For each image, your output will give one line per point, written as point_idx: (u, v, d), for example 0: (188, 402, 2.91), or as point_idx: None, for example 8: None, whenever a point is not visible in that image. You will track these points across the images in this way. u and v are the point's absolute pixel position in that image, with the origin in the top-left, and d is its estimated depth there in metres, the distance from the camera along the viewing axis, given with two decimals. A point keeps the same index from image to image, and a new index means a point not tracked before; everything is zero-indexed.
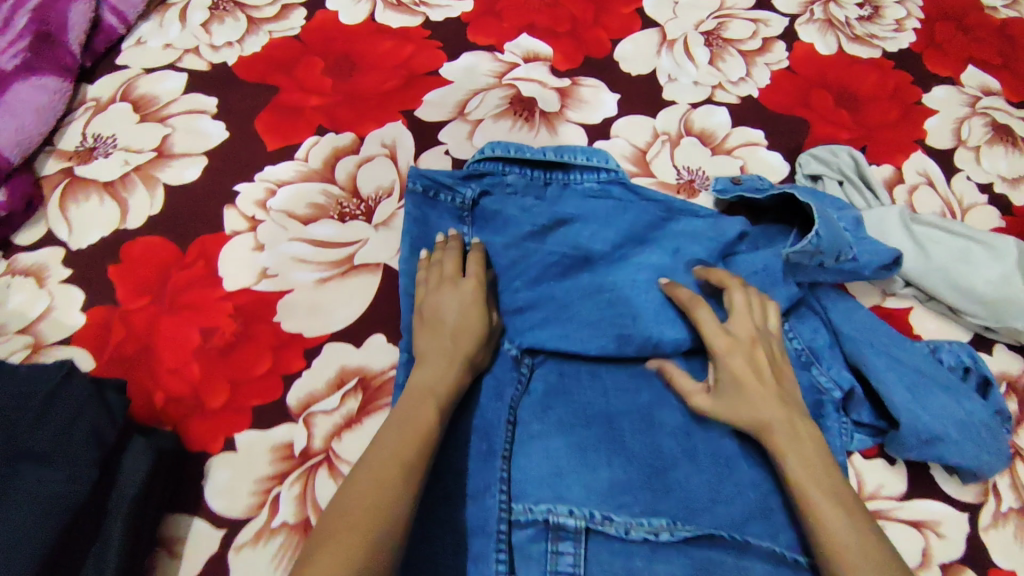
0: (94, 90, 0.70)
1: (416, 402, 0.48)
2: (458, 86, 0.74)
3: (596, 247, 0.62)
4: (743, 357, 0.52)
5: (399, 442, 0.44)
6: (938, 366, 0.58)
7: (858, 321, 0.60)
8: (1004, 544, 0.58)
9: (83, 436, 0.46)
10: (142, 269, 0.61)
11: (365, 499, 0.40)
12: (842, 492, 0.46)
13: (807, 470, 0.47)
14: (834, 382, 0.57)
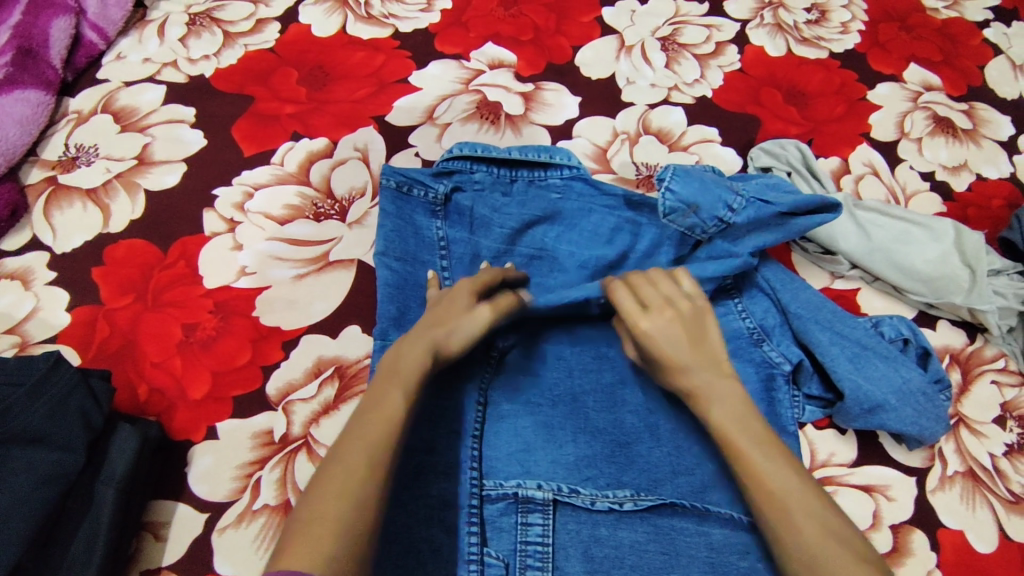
0: (76, 102, 0.73)
1: (387, 381, 0.46)
2: (427, 92, 0.78)
3: (562, 250, 0.66)
4: (658, 340, 0.50)
5: (367, 425, 0.43)
6: (879, 339, 0.61)
7: (804, 301, 0.63)
8: (950, 505, 0.61)
9: (70, 420, 0.48)
10: (124, 270, 0.63)
11: (333, 485, 0.39)
12: (775, 457, 0.44)
13: (737, 428, 0.46)
14: (784, 356, 0.61)
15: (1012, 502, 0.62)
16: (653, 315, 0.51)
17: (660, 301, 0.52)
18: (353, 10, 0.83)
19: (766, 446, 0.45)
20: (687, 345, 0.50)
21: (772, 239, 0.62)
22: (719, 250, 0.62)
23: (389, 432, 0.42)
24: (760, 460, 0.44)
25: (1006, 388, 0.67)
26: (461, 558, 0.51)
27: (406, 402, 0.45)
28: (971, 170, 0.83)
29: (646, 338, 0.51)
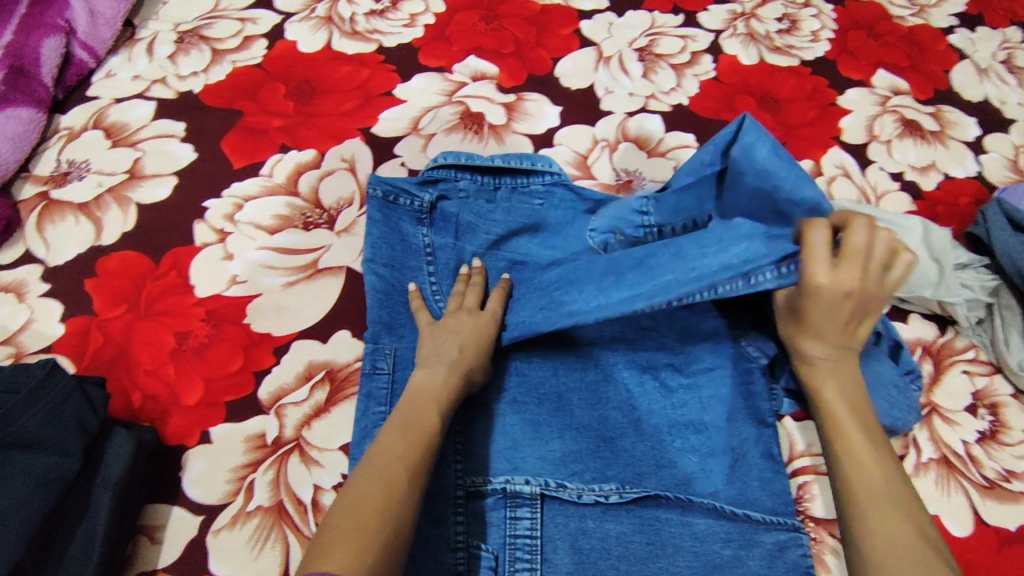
0: (67, 119, 0.75)
1: (421, 400, 0.52)
2: (412, 104, 0.81)
3: (543, 255, 0.68)
4: (826, 301, 0.50)
5: (405, 440, 0.48)
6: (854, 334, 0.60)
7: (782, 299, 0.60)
8: (925, 491, 0.63)
9: (68, 424, 0.50)
10: (117, 280, 0.65)
11: (376, 488, 0.43)
12: (878, 444, 0.51)
13: (855, 427, 0.51)
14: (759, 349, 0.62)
15: (987, 487, 0.64)
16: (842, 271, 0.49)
17: (859, 265, 0.48)
18: (339, 26, 0.85)
19: (869, 434, 0.51)
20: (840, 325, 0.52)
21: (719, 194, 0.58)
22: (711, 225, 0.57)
23: (424, 448, 0.48)
24: (861, 458, 0.50)
25: (977, 377, 0.69)
26: (447, 547, 0.52)
27: (436, 422, 0.50)
28: (939, 169, 0.87)
29: (815, 295, 0.50)
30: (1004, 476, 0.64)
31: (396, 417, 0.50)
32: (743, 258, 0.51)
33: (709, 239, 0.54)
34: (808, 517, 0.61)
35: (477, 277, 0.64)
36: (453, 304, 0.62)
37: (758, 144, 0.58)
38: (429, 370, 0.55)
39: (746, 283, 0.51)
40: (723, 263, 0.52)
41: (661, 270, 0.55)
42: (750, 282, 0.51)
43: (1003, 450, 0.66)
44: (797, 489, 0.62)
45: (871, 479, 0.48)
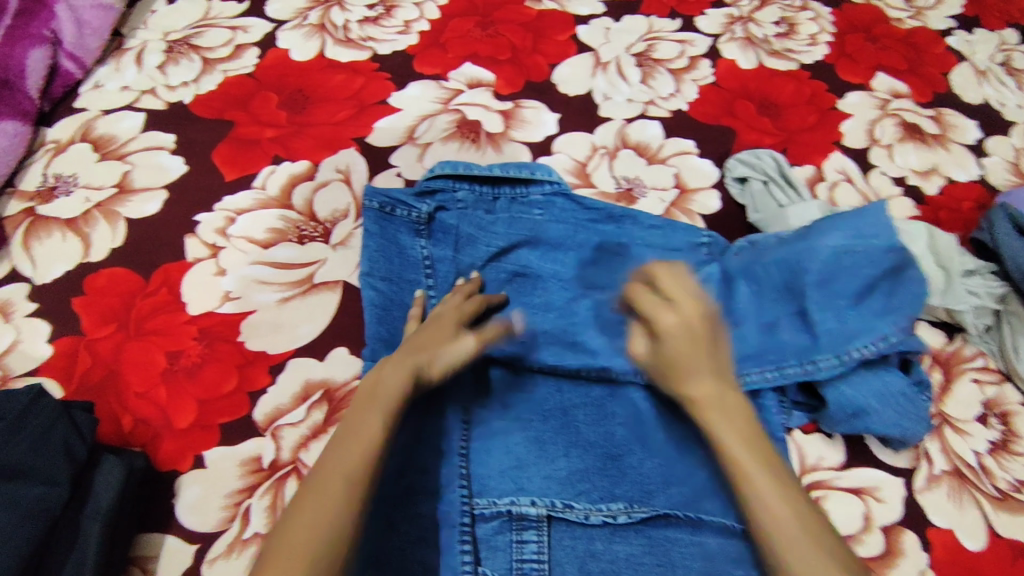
0: (54, 133, 0.73)
1: (365, 403, 0.47)
2: (407, 112, 0.79)
3: (548, 269, 0.66)
4: (686, 341, 0.48)
5: (345, 452, 0.43)
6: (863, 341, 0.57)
7: (836, 332, 0.58)
8: (938, 504, 0.61)
9: (54, 451, 0.47)
10: (105, 298, 0.62)
11: (314, 513, 0.40)
12: (772, 457, 0.44)
13: (746, 450, 0.44)
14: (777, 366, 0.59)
15: (999, 499, 0.62)
16: (665, 304, 0.51)
17: (686, 299, 0.50)
18: (332, 33, 0.84)
19: (757, 451, 0.44)
20: (694, 354, 0.48)
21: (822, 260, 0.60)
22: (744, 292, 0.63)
23: (367, 456, 0.43)
24: (765, 488, 0.42)
25: (987, 386, 0.68)
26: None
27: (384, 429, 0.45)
28: (941, 174, 0.86)
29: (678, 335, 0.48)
30: (1018, 487, 0.63)
31: (341, 425, 0.46)
32: (776, 353, 0.59)
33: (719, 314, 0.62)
34: None
35: (467, 284, 0.63)
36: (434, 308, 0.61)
37: (870, 225, 0.60)
38: (390, 364, 0.51)
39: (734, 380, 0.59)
40: (757, 355, 0.60)
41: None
42: (778, 372, 0.59)
43: (1015, 461, 0.64)
44: None
45: (777, 511, 0.41)
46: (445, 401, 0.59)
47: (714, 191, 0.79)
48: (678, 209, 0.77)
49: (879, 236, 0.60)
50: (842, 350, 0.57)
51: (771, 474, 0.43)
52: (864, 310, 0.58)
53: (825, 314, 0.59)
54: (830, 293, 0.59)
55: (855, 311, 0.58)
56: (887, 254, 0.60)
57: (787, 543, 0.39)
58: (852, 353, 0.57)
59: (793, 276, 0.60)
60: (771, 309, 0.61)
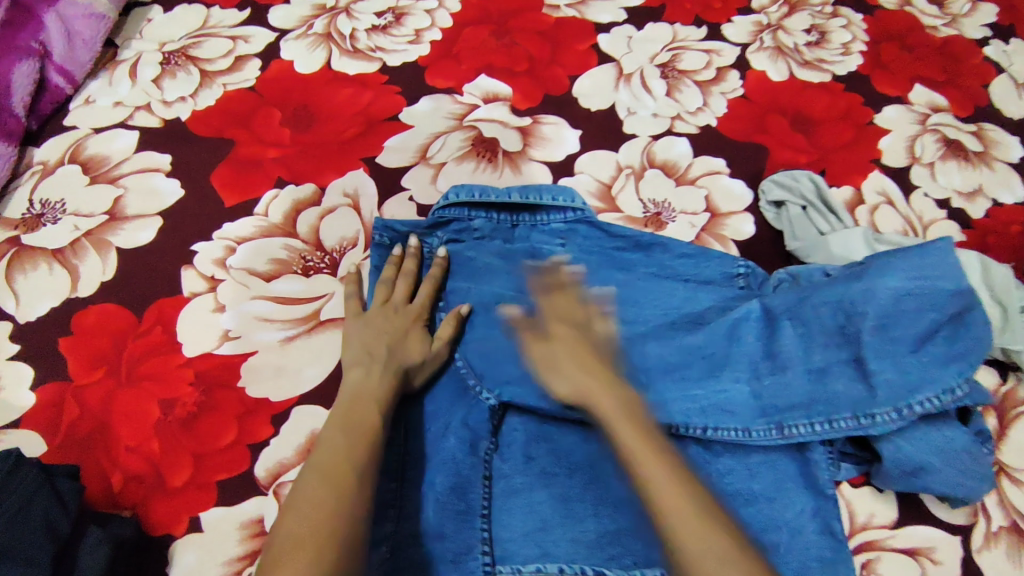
0: (41, 153, 0.68)
1: (361, 400, 0.49)
2: (419, 130, 0.74)
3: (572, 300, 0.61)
4: (578, 345, 0.56)
5: (347, 440, 0.46)
6: (920, 402, 0.51)
7: (889, 385, 0.52)
8: (999, 565, 0.56)
9: (34, 528, 0.42)
10: (94, 339, 0.57)
11: (327, 494, 0.41)
12: (665, 450, 0.48)
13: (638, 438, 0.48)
14: (830, 419, 0.53)
15: None
16: (575, 333, 0.57)
17: (575, 323, 0.59)
18: (338, 44, 0.79)
19: (647, 441, 0.48)
20: (574, 358, 0.55)
21: (883, 298, 0.53)
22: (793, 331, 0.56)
23: (371, 447, 0.46)
24: (655, 468, 0.46)
25: None
26: None
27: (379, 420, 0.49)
28: (986, 195, 0.81)
29: (573, 346, 0.56)
30: None
31: (335, 416, 0.48)
32: (825, 405, 0.53)
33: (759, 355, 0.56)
34: None
35: (410, 262, 0.61)
36: (380, 296, 0.59)
37: (936, 259, 0.53)
38: (361, 370, 0.52)
39: (778, 432, 0.54)
40: (802, 406, 0.54)
41: (746, 407, 0.55)
42: (827, 426, 0.54)
43: None
44: (860, 567, 0.55)
45: (673, 487, 0.44)
46: (465, 458, 0.54)
47: (747, 215, 0.74)
48: (710, 234, 0.72)
49: (944, 276, 0.53)
50: (901, 403, 0.51)
51: (661, 455, 0.47)
52: (923, 358, 0.52)
53: (884, 363, 0.52)
54: (885, 339, 0.53)
55: (915, 360, 0.52)
56: (953, 297, 0.52)
57: (681, 520, 0.43)
58: (914, 407, 0.51)
59: (844, 316, 0.54)
60: (820, 355, 0.55)
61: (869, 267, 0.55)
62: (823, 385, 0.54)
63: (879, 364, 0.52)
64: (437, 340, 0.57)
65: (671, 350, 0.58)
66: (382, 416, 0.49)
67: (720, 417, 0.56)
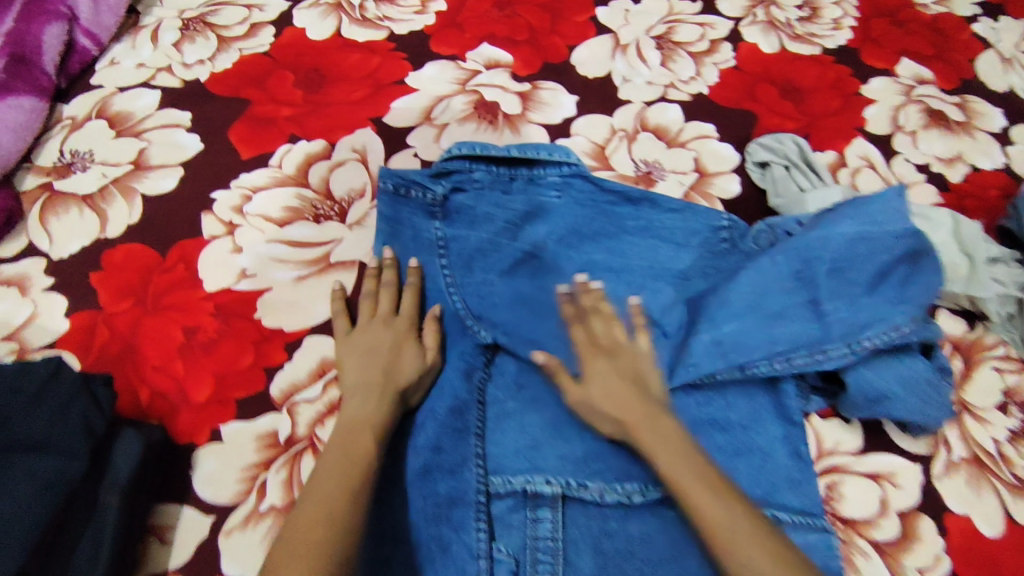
0: (70, 109, 0.72)
1: (356, 426, 0.51)
2: (424, 93, 0.78)
3: (551, 246, 0.65)
4: (618, 368, 0.55)
5: (339, 469, 0.48)
6: (870, 339, 0.57)
7: (846, 323, 0.57)
8: (956, 491, 0.61)
9: (73, 426, 0.47)
10: (123, 273, 0.61)
11: (318, 523, 0.43)
12: (713, 480, 0.48)
13: (688, 475, 0.48)
14: (798, 359, 0.58)
15: (1018, 487, 0.61)
16: (609, 357, 0.56)
17: (611, 341, 0.57)
18: (348, 13, 0.83)
19: (695, 473, 0.48)
20: (611, 388, 0.54)
21: (840, 242, 0.59)
22: (759, 270, 0.60)
23: (361, 475, 0.48)
24: (704, 503, 0.46)
25: (1008, 375, 0.67)
26: (470, 555, 0.52)
27: (374, 447, 0.50)
28: (966, 161, 0.84)
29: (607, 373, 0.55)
30: None
31: (333, 443, 0.50)
32: (786, 345, 0.58)
33: (718, 294, 0.60)
34: (837, 517, 0.58)
35: (389, 272, 0.63)
36: (367, 310, 0.61)
37: (883, 205, 0.60)
38: (360, 400, 0.53)
39: (740, 371, 0.58)
40: (763, 348, 0.58)
41: (709, 343, 0.59)
42: (786, 363, 0.58)
43: None
44: (824, 488, 0.59)
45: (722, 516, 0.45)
46: (461, 384, 0.59)
47: (734, 175, 0.78)
48: (697, 192, 0.76)
49: (892, 223, 0.59)
50: (852, 339, 0.57)
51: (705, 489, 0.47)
52: (878, 299, 0.57)
53: (839, 304, 0.58)
54: (841, 282, 0.58)
55: (869, 300, 0.58)
56: (900, 240, 0.58)
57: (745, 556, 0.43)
58: (862, 343, 0.57)
59: (804, 262, 0.59)
60: (778, 299, 0.59)
61: (825, 220, 0.61)
62: (784, 329, 0.58)
63: (836, 309, 0.58)
64: (428, 349, 0.59)
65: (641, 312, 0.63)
66: (376, 442, 0.51)
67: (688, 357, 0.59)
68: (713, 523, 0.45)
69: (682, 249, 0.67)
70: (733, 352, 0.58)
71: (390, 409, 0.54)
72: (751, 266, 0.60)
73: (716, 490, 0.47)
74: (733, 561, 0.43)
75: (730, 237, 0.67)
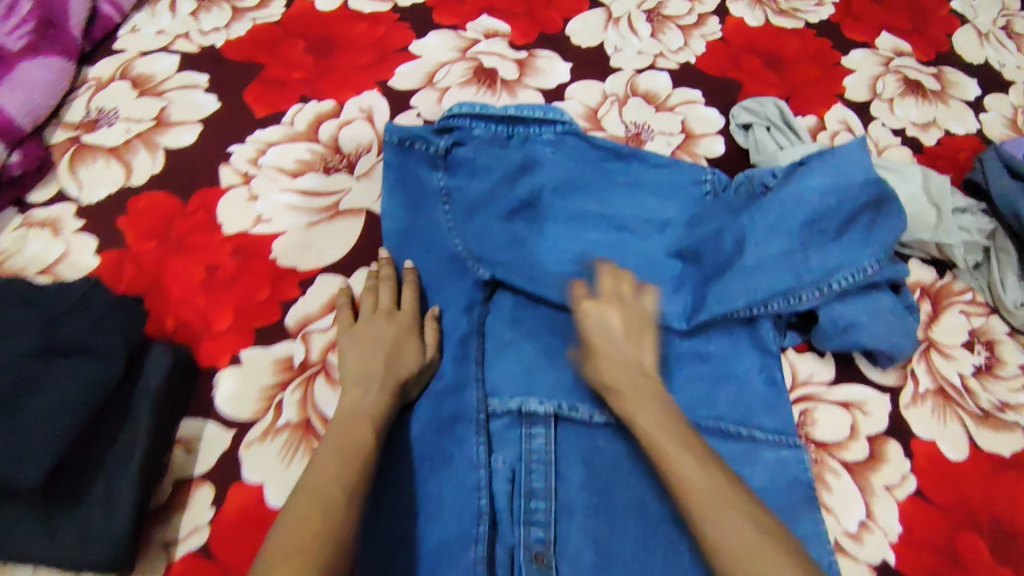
0: (95, 71, 0.77)
1: (354, 418, 0.51)
2: (427, 59, 0.83)
3: (544, 197, 0.70)
4: (614, 331, 0.57)
5: (337, 458, 0.47)
6: (840, 280, 0.61)
7: (818, 267, 0.62)
8: (922, 419, 0.65)
9: (111, 335, 0.52)
10: (148, 217, 0.66)
11: (313, 510, 0.43)
12: (689, 441, 0.48)
13: (667, 436, 0.48)
14: (777, 303, 0.62)
15: (981, 417, 0.66)
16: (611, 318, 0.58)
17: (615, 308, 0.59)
18: None
19: (675, 436, 0.48)
20: (608, 349, 0.56)
21: (812, 193, 0.63)
22: (739, 231, 0.64)
23: (359, 464, 0.47)
24: (679, 463, 0.46)
25: (974, 317, 0.71)
26: (471, 466, 0.56)
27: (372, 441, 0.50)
28: (940, 127, 0.89)
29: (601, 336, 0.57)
30: (999, 407, 0.66)
31: (330, 433, 0.50)
32: (765, 291, 0.62)
33: (711, 246, 0.65)
34: (810, 440, 0.63)
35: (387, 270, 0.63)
36: (368, 304, 0.61)
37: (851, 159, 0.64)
38: (360, 391, 0.54)
39: (720, 312, 0.63)
40: (743, 292, 0.62)
41: (689, 285, 0.64)
42: (762, 307, 0.62)
43: (998, 383, 0.68)
44: (798, 414, 0.64)
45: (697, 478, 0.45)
46: (461, 318, 0.63)
47: (719, 137, 0.83)
48: (684, 151, 0.81)
49: (856, 173, 0.63)
50: (824, 282, 0.61)
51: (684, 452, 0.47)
52: (846, 243, 0.62)
53: (812, 251, 0.62)
54: (814, 232, 0.62)
55: (838, 245, 0.62)
56: (864, 189, 0.63)
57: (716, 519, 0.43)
58: (833, 284, 0.61)
59: (781, 214, 0.64)
60: (754, 254, 0.63)
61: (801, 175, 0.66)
62: (764, 277, 0.62)
63: (813, 258, 0.62)
64: (428, 346, 0.60)
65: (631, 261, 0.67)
66: (374, 433, 0.51)
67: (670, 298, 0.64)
68: (688, 485, 0.45)
69: (668, 200, 0.71)
70: (714, 297, 0.63)
71: (391, 402, 0.54)
72: (732, 221, 0.65)
73: (693, 451, 0.47)
74: (710, 522, 0.43)
75: (713, 186, 0.71)
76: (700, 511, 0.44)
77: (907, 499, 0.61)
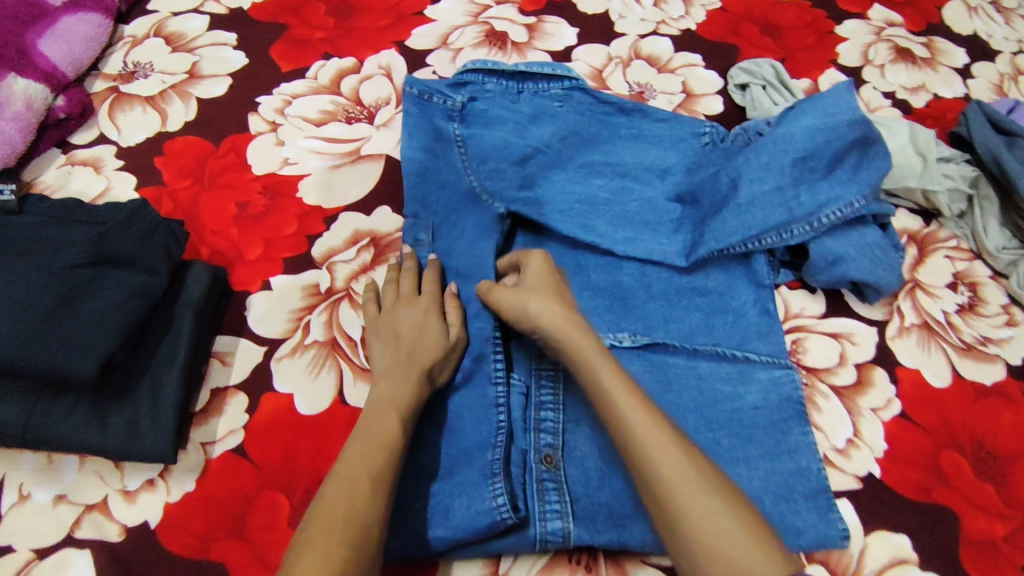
0: (130, 29, 0.82)
1: (382, 407, 0.53)
2: (441, 23, 0.88)
3: (551, 142, 0.73)
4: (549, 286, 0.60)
5: (364, 448, 0.49)
6: (826, 213, 0.65)
7: (808, 202, 0.65)
8: (908, 350, 0.69)
9: (156, 248, 0.57)
10: (184, 158, 0.71)
11: (340, 500, 0.45)
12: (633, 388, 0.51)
13: (612, 376, 0.52)
14: (772, 237, 0.65)
15: (964, 348, 0.70)
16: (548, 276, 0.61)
17: (545, 268, 0.62)
18: None
19: (619, 378, 0.52)
20: (543, 293, 0.59)
21: (802, 133, 0.67)
22: (733, 172, 0.68)
23: (386, 456, 0.49)
24: (625, 401, 0.50)
25: (958, 261, 0.75)
26: (488, 380, 0.60)
27: (398, 430, 0.51)
28: (929, 91, 0.93)
29: (538, 284, 0.60)
30: (981, 340, 0.70)
31: (359, 425, 0.52)
32: (759, 227, 0.65)
33: (711, 188, 0.69)
34: (802, 365, 0.68)
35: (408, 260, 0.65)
36: (391, 293, 0.63)
37: (836, 102, 0.68)
38: (387, 379, 0.56)
39: (718, 247, 0.66)
40: (739, 227, 0.66)
41: (687, 224, 0.69)
42: (757, 242, 0.66)
43: (980, 319, 0.72)
44: (792, 342, 0.69)
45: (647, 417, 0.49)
46: (475, 251, 0.68)
47: (718, 97, 0.87)
48: (685, 109, 0.86)
49: (842, 113, 0.67)
50: (814, 216, 0.65)
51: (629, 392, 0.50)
52: (833, 180, 0.65)
53: (801, 188, 0.66)
54: (804, 169, 0.66)
55: (826, 182, 0.66)
56: (850, 128, 0.66)
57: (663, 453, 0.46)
58: (822, 219, 0.65)
59: (773, 153, 0.67)
60: (749, 191, 0.66)
61: (789, 119, 0.70)
62: (759, 217, 0.65)
63: (805, 194, 0.65)
64: (452, 328, 0.61)
65: (636, 203, 0.71)
66: (401, 424, 0.52)
67: (670, 237, 0.69)
68: (636, 423, 0.48)
69: (669, 150, 0.75)
70: (712, 232, 0.67)
71: (420, 387, 0.55)
72: (726, 164, 0.69)
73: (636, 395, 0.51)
74: (656, 455, 0.46)
75: (709, 139, 0.75)
76: (647, 445, 0.47)
77: (892, 420, 0.66)
